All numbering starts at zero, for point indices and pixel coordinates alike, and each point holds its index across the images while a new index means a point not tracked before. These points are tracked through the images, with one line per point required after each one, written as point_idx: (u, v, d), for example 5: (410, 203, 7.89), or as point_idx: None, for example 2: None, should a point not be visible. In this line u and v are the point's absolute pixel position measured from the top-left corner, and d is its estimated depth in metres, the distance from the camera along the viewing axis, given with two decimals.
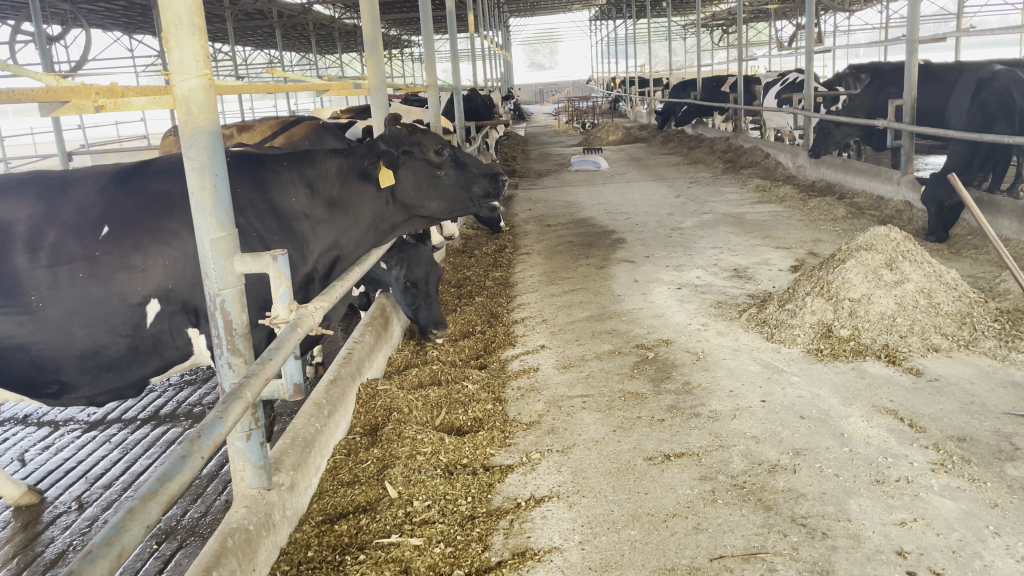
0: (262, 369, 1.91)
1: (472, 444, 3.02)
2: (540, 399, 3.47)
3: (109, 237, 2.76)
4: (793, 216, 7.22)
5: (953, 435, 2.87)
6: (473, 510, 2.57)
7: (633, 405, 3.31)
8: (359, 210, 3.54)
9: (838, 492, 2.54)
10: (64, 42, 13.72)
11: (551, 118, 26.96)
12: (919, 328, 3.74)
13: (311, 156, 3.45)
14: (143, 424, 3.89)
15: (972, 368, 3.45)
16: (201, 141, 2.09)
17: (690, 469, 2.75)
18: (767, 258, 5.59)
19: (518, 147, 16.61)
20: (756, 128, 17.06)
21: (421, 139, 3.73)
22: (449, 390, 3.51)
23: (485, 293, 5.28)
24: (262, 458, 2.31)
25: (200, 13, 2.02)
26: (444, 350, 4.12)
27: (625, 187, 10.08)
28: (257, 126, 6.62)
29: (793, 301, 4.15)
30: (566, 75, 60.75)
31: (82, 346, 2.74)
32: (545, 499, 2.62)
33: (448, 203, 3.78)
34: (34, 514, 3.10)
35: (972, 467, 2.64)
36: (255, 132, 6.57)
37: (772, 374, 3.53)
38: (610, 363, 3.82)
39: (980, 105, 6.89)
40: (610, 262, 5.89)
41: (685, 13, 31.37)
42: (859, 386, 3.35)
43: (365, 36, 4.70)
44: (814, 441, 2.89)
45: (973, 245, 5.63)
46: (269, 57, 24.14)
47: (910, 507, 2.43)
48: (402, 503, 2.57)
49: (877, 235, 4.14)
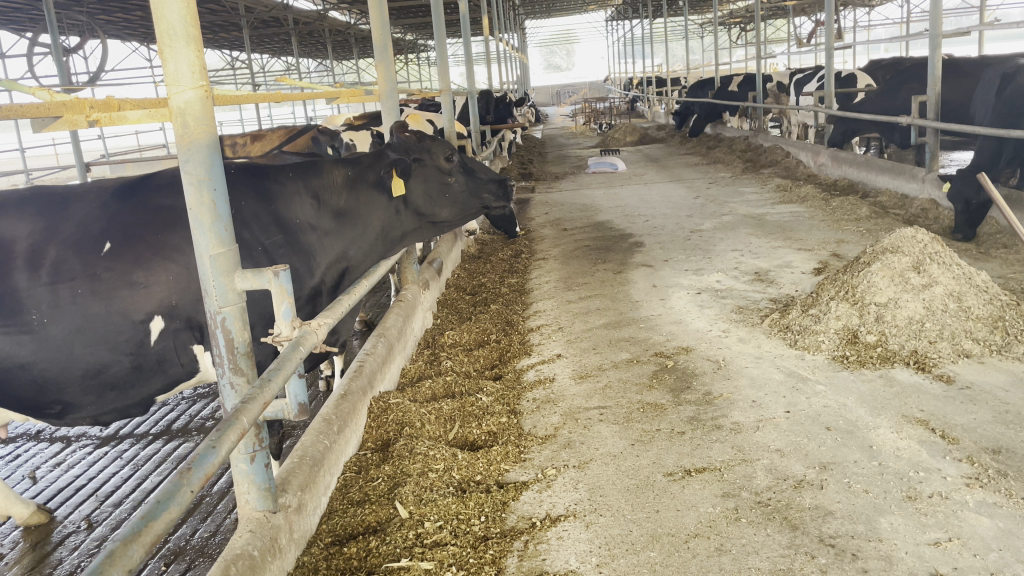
0: (262, 390, 1.85)
1: (486, 460, 2.94)
2: (556, 411, 3.37)
3: (110, 253, 2.71)
4: (815, 217, 7.07)
5: (988, 447, 2.75)
6: (486, 531, 2.48)
7: (652, 417, 3.21)
8: (367, 220, 3.49)
9: (869, 509, 2.43)
10: (82, 53, 13.78)
11: (569, 119, 26.85)
12: (948, 332, 3.61)
13: (316, 166, 3.39)
14: (154, 439, 3.84)
15: (1006, 374, 3.32)
16: (198, 155, 2.02)
17: (712, 485, 2.64)
18: (789, 261, 5.47)
19: (535, 149, 16.53)
20: (777, 126, 16.85)
21: (430, 146, 3.79)
22: (462, 402, 3.42)
23: (501, 300, 5.19)
24: (267, 480, 2.23)
25: (196, 22, 1.95)
26: (458, 360, 4.03)
27: (644, 188, 9.96)
28: (269, 135, 6.63)
29: (816, 306, 4.03)
30: (583, 76, 60.65)
31: (85, 365, 2.68)
32: (561, 518, 2.53)
33: (458, 210, 3.80)
34: (43, 535, 3.04)
35: (1009, 481, 2.52)
36: (267, 142, 6.61)
37: (796, 383, 3.42)
38: (628, 372, 3.72)
39: (1007, 101, 6.72)
40: (628, 266, 5.79)
41: (704, 13, 31.09)
42: (888, 394, 3.23)
43: (374, 41, 4.63)
44: (842, 455, 2.77)
45: (1001, 244, 5.47)
46: (286, 64, 24.22)
47: (945, 525, 2.31)
48: (413, 524, 2.48)
49: (903, 236, 4.01)
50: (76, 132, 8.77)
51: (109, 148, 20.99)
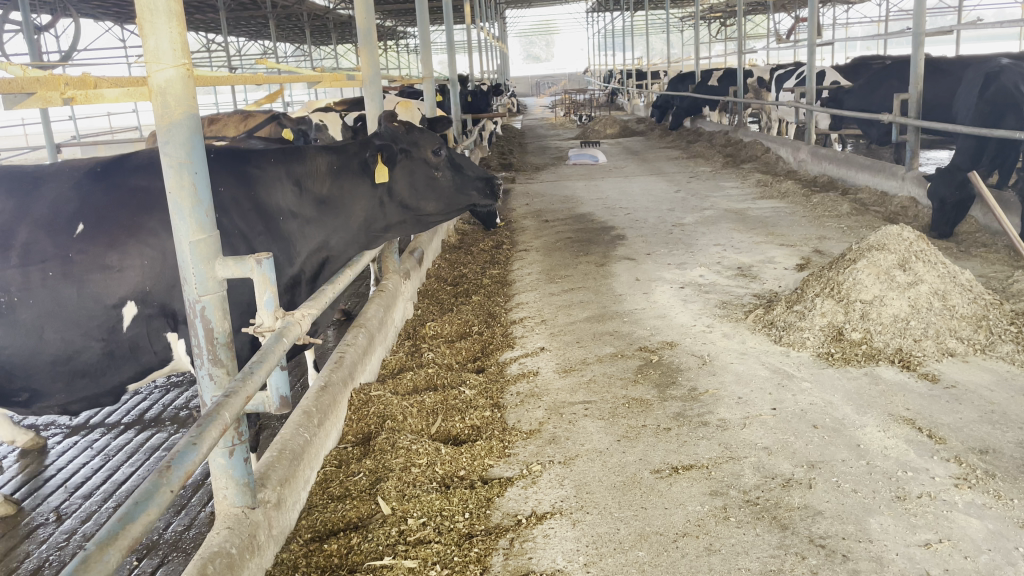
0: (244, 384, 1.78)
1: (469, 455, 2.88)
2: (540, 405, 3.32)
3: (83, 235, 2.61)
4: (796, 212, 7.07)
5: (976, 447, 2.74)
6: (470, 528, 2.43)
7: (638, 413, 3.17)
8: (350, 210, 3.41)
9: (858, 509, 2.41)
10: (53, 33, 13.42)
11: (549, 110, 26.78)
12: (933, 330, 3.60)
13: (299, 153, 3.30)
14: (127, 429, 3.74)
15: (991, 373, 3.31)
16: (179, 136, 1.93)
17: (700, 483, 2.61)
18: (772, 256, 5.44)
19: (515, 139, 16.43)
20: (756, 122, 16.89)
21: (418, 138, 3.64)
22: (445, 395, 3.36)
23: (482, 291, 5.13)
24: (246, 474, 2.16)
25: None
26: (440, 351, 3.96)
27: (624, 181, 9.91)
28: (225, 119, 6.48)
29: (801, 302, 4.01)
30: (563, 68, 60.58)
31: (55, 350, 2.59)
32: (547, 516, 2.48)
33: (444, 204, 3.67)
34: (10, 526, 2.94)
35: (997, 482, 2.50)
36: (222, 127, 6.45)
37: (782, 380, 3.39)
38: (612, 366, 3.68)
39: (989, 100, 6.78)
40: (611, 259, 5.75)
41: (684, 7, 31.03)
42: (874, 392, 3.22)
43: (358, 25, 4.52)
44: (829, 453, 2.75)
45: (981, 243, 5.50)
46: (262, 47, 23.87)
47: (935, 526, 2.29)
48: (396, 521, 2.42)
49: (889, 234, 3.99)
50: (46, 111, 8.54)
51: (79, 128, 20.53)
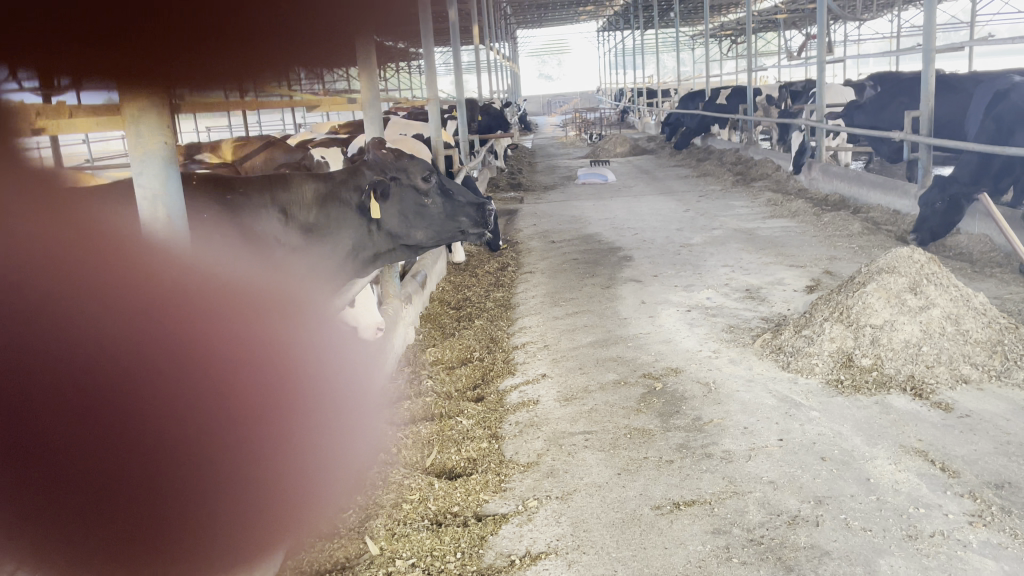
0: None
1: (464, 490, 2.78)
2: (539, 436, 3.23)
3: None
4: (806, 232, 6.97)
5: (991, 481, 2.62)
6: (461, 569, 2.33)
7: (640, 444, 3.07)
8: (336, 239, 3.59)
9: (867, 549, 2.29)
10: None
11: (559, 129, 26.67)
12: (946, 356, 3.48)
13: (286, 181, 3.49)
14: None
15: (1005, 402, 3.19)
16: (152, 167, 2.06)
17: (701, 521, 2.50)
18: (781, 278, 5.34)
19: (525, 159, 16.39)
20: (769, 139, 16.77)
21: (408, 166, 3.78)
22: (442, 426, 3.28)
23: (485, 315, 5.05)
24: None
25: None
26: (440, 379, 3.88)
27: (633, 200, 9.82)
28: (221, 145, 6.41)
29: (809, 327, 3.90)
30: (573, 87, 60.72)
31: None
32: (541, 556, 2.39)
33: (432, 233, 3.79)
34: None
35: (1014, 520, 2.39)
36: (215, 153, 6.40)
37: (789, 410, 3.28)
38: (614, 395, 3.58)
39: (996, 118, 6.69)
40: (617, 281, 5.66)
41: (694, 25, 31.10)
42: (884, 422, 3.10)
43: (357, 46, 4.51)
44: (837, 488, 2.64)
45: (995, 263, 5.38)
46: None
47: (948, 568, 2.18)
48: (384, 562, 2.32)
49: (900, 256, 3.90)
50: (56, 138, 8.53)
51: None
